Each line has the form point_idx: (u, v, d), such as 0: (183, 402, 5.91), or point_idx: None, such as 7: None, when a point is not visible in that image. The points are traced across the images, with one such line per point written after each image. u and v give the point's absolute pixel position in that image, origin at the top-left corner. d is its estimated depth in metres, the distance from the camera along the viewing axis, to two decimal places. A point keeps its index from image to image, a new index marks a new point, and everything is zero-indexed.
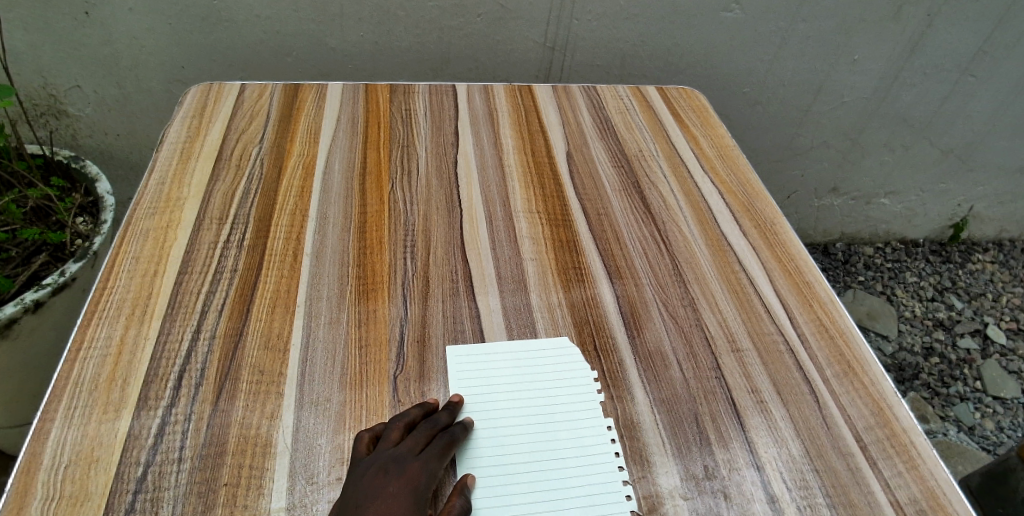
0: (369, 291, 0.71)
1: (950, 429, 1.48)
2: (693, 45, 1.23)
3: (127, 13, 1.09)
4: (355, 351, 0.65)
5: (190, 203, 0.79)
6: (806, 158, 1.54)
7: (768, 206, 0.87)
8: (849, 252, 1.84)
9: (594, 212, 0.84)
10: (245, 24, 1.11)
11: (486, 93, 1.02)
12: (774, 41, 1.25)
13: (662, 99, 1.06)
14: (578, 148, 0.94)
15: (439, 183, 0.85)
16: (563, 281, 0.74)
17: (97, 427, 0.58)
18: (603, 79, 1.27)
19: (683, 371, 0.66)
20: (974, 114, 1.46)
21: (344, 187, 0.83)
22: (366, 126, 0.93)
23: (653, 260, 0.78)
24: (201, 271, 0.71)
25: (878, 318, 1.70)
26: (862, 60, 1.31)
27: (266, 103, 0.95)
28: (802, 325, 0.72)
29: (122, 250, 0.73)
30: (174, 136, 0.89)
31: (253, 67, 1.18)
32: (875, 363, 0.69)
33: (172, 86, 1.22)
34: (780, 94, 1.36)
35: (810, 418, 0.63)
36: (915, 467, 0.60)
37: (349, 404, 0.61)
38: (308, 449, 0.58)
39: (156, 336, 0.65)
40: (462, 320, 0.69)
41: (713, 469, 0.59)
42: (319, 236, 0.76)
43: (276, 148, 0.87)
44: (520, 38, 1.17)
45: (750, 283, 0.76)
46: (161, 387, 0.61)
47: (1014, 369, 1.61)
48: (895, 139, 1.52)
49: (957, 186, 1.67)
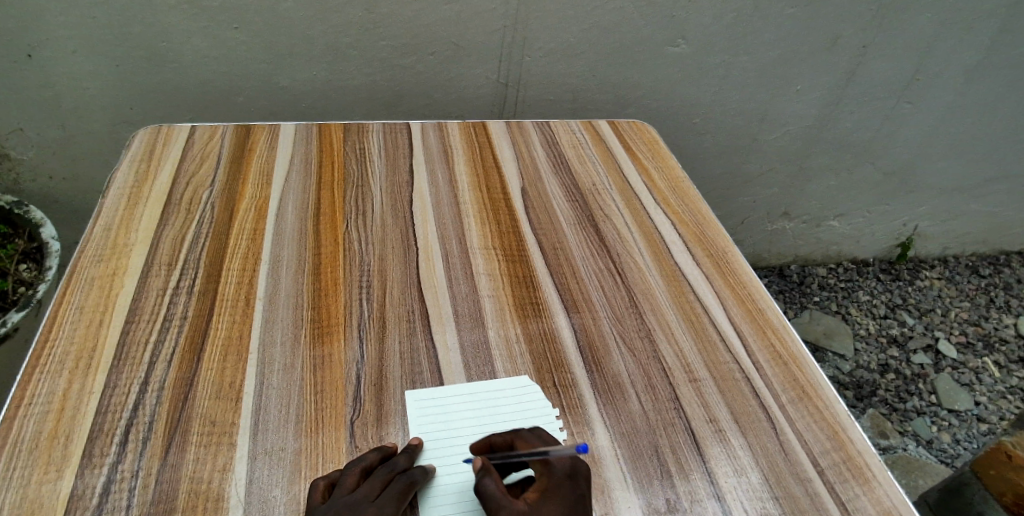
0: (325, 334, 0.69)
1: (909, 444, 1.52)
2: (643, 78, 1.27)
3: (72, 55, 1.07)
4: (310, 396, 0.63)
5: (137, 249, 0.77)
6: (757, 184, 1.59)
7: (719, 235, 0.89)
8: (803, 273, 1.90)
9: (549, 246, 0.85)
10: (196, 64, 1.10)
11: (440, 130, 1.03)
12: (720, 73, 1.30)
13: (614, 132, 1.08)
14: (533, 183, 0.95)
15: (394, 221, 0.85)
16: (521, 316, 0.74)
17: (36, 489, 0.55)
18: (556, 114, 1.29)
19: (643, 403, 0.67)
20: (911, 138, 1.54)
21: (297, 229, 0.82)
22: (319, 166, 0.92)
23: (609, 293, 0.79)
24: (149, 319, 0.69)
25: (835, 337, 1.75)
26: (803, 89, 1.37)
27: (217, 145, 0.94)
28: (757, 352, 0.73)
29: (65, 300, 0.70)
30: (120, 180, 0.86)
31: (205, 108, 1.16)
32: (828, 387, 0.70)
33: (120, 128, 1.19)
34: (729, 124, 1.41)
35: (768, 444, 0.64)
36: (872, 490, 0.61)
37: (306, 452, 0.59)
38: (262, 502, 0.55)
39: (102, 390, 0.62)
40: (420, 361, 0.68)
41: (676, 502, 0.59)
42: (272, 280, 0.75)
43: (227, 191, 0.86)
44: (473, 75, 1.19)
45: (705, 312, 0.78)
46: (106, 443, 0.58)
47: (966, 381, 1.67)
48: (839, 164, 1.58)
49: (900, 206, 1.74)
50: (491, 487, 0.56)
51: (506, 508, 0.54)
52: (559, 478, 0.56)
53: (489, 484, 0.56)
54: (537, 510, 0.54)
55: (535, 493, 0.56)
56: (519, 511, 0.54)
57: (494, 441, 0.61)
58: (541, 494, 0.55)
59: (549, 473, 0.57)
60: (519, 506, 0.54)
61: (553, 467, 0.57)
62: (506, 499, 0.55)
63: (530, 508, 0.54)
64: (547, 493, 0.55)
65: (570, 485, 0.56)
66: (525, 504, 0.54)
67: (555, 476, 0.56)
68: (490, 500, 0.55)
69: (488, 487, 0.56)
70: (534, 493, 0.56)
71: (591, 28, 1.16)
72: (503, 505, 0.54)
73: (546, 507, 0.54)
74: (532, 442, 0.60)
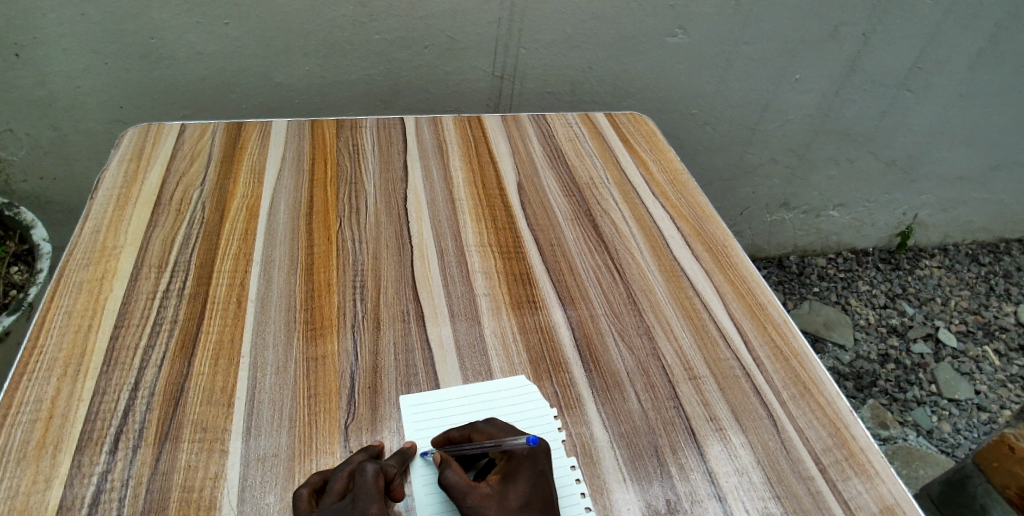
0: (319, 335, 0.68)
1: (909, 434, 1.52)
2: (640, 70, 1.26)
3: (61, 53, 1.05)
4: (303, 401, 0.62)
5: (126, 251, 0.76)
6: (756, 175, 1.58)
7: (720, 229, 0.88)
8: (803, 264, 1.88)
9: (547, 242, 0.84)
10: (187, 62, 1.08)
11: (435, 124, 1.02)
12: (719, 63, 1.28)
13: (611, 125, 1.07)
14: (529, 178, 0.94)
15: (388, 220, 0.84)
16: (518, 314, 0.73)
17: (24, 500, 0.53)
18: (553, 107, 1.28)
19: (642, 402, 0.66)
20: (912, 127, 1.52)
21: (290, 228, 0.80)
22: (312, 163, 0.91)
23: (607, 289, 0.78)
24: (139, 324, 0.68)
25: (834, 328, 1.74)
26: (804, 78, 1.36)
27: (208, 143, 0.92)
28: (757, 348, 0.72)
29: (52, 306, 0.69)
30: (109, 181, 0.85)
31: (196, 106, 1.15)
32: (831, 383, 0.69)
33: (111, 127, 1.18)
34: (728, 115, 1.40)
35: (769, 442, 0.63)
36: (874, 487, 0.60)
37: (299, 458, 0.58)
38: (255, 509, 0.54)
39: (91, 397, 0.61)
40: (415, 361, 0.67)
41: (676, 503, 0.58)
42: (264, 281, 0.74)
43: (218, 190, 0.84)
44: (469, 68, 1.18)
45: (704, 308, 0.77)
46: (96, 452, 0.57)
47: (966, 370, 1.67)
48: (839, 154, 1.57)
49: (900, 196, 1.73)
50: (454, 477, 0.54)
51: (471, 495, 0.53)
52: (518, 458, 0.57)
53: (451, 475, 0.54)
54: (500, 492, 0.54)
55: (496, 475, 0.56)
56: (484, 495, 0.53)
57: (452, 435, 0.60)
58: (504, 475, 0.55)
59: (509, 455, 0.57)
60: (484, 490, 0.54)
61: (513, 449, 0.57)
62: (470, 485, 0.54)
63: (493, 491, 0.54)
64: (508, 474, 0.56)
65: (530, 463, 0.56)
66: (488, 487, 0.54)
67: (515, 457, 0.57)
68: (454, 490, 0.53)
69: (449, 478, 0.54)
70: (496, 475, 0.56)
71: (588, 19, 1.14)
72: (468, 492, 0.53)
73: (509, 487, 0.54)
74: (488, 433, 0.60)
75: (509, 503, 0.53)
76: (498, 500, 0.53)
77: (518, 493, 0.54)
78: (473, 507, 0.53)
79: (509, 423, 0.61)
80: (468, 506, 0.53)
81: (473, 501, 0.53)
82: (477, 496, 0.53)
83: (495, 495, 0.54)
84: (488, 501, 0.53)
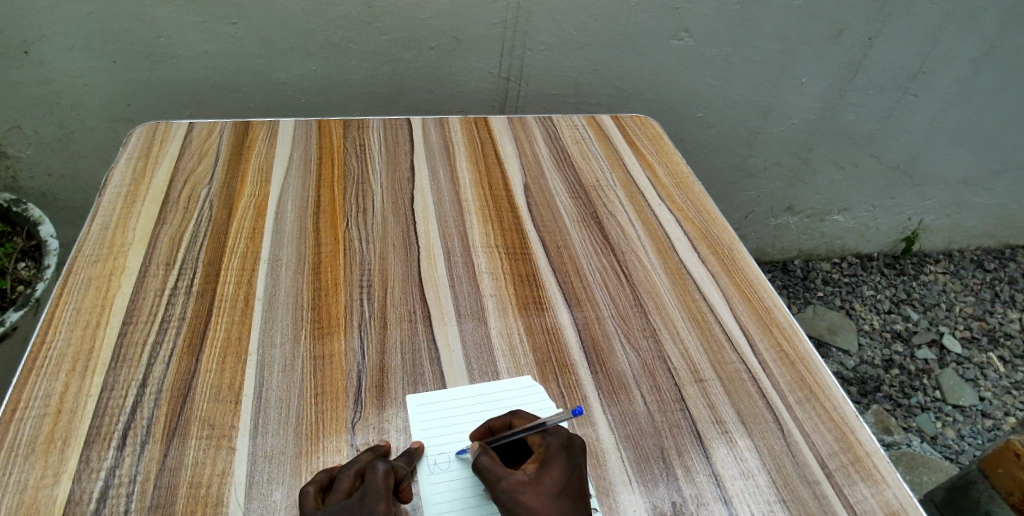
0: (325, 334, 0.69)
1: (914, 440, 1.51)
2: (644, 72, 1.26)
3: (68, 51, 1.06)
4: (310, 399, 0.62)
5: (135, 248, 0.76)
6: (761, 179, 1.58)
7: (726, 233, 0.88)
8: (807, 268, 1.88)
9: (553, 244, 0.84)
10: (193, 60, 1.08)
11: (442, 125, 1.02)
12: (723, 66, 1.28)
13: (617, 127, 1.07)
14: (535, 180, 0.94)
15: (394, 220, 0.84)
16: (524, 314, 0.73)
17: (33, 495, 0.54)
18: (558, 108, 1.28)
19: (648, 403, 0.66)
20: (917, 131, 1.52)
21: (298, 226, 0.81)
22: (319, 162, 0.91)
23: (614, 291, 0.78)
24: (146, 320, 0.68)
25: (839, 332, 1.74)
26: (808, 81, 1.36)
27: (216, 141, 0.93)
28: (764, 351, 0.72)
29: (61, 301, 0.69)
30: (118, 178, 0.85)
31: (202, 104, 1.15)
32: (837, 388, 0.69)
33: (117, 125, 1.18)
34: (732, 117, 1.40)
35: (775, 446, 0.63)
36: (880, 492, 0.60)
37: (307, 456, 0.58)
38: (262, 506, 0.54)
39: (99, 392, 0.61)
40: (421, 361, 0.67)
41: (681, 505, 0.58)
42: (271, 280, 0.74)
43: (226, 188, 0.85)
44: (474, 69, 1.18)
45: (711, 311, 0.77)
46: (103, 447, 0.57)
47: (970, 376, 1.66)
48: (843, 158, 1.57)
49: (904, 200, 1.73)
50: (487, 461, 0.54)
51: (505, 479, 0.52)
52: (555, 448, 0.55)
53: (484, 459, 0.54)
54: (536, 478, 0.53)
55: (533, 463, 0.55)
56: (519, 481, 0.52)
57: (493, 426, 0.60)
58: (540, 463, 0.54)
59: (545, 443, 0.56)
60: (518, 476, 0.53)
61: (550, 438, 0.56)
62: (504, 470, 0.53)
63: (528, 477, 0.53)
64: (545, 461, 0.54)
65: (567, 454, 0.54)
66: (524, 474, 0.53)
67: (551, 447, 0.55)
68: (488, 474, 0.53)
69: (484, 463, 0.54)
70: (533, 464, 0.55)
71: (592, 21, 1.14)
72: (502, 477, 0.53)
73: (544, 474, 0.53)
74: (529, 417, 0.59)
75: (543, 488, 0.52)
76: (533, 487, 0.52)
77: (554, 482, 0.52)
78: (507, 491, 0.52)
79: (535, 414, 0.62)
80: (503, 490, 0.52)
81: (507, 484, 0.52)
82: (512, 481, 0.52)
83: (530, 481, 0.52)
84: (523, 486, 0.52)
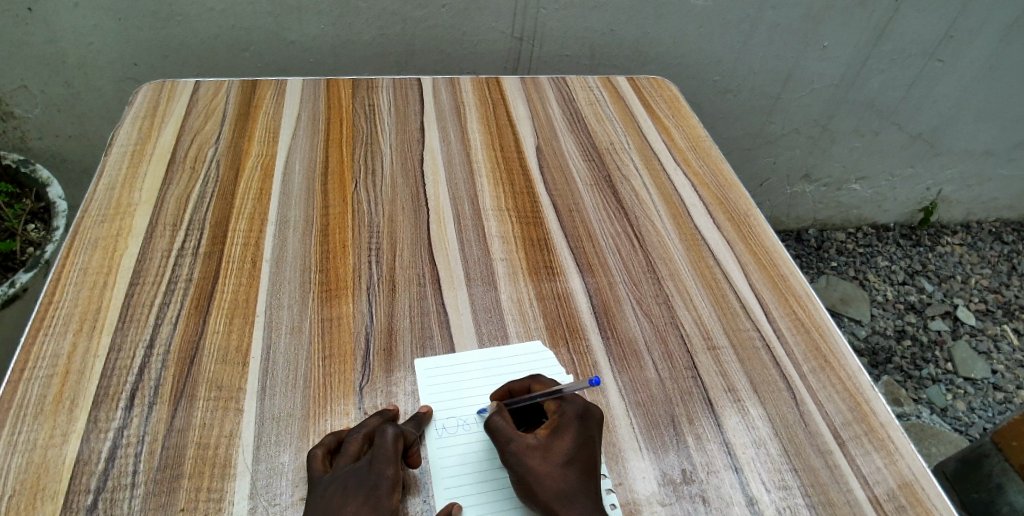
0: (333, 296, 0.68)
1: (923, 411, 1.51)
2: (662, 34, 1.21)
3: (72, 8, 1.03)
4: (318, 361, 0.62)
5: (141, 209, 0.75)
6: (778, 146, 1.54)
7: (742, 199, 0.86)
8: (822, 238, 1.85)
9: (565, 207, 0.82)
10: (199, 18, 1.05)
11: (452, 86, 0.99)
12: (744, 28, 1.24)
13: (633, 89, 1.04)
14: (548, 142, 0.92)
15: (403, 182, 0.82)
16: (534, 278, 0.72)
17: (43, 453, 0.54)
18: (572, 70, 1.24)
19: (660, 371, 0.65)
20: (942, 98, 1.47)
21: (305, 188, 0.79)
22: (328, 122, 0.89)
23: (627, 257, 0.76)
24: (154, 282, 0.67)
25: (851, 304, 1.72)
26: (832, 46, 1.30)
27: (222, 101, 0.90)
28: (778, 320, 0.71)
29: (68, 261, 0.69)
30: (123, 137, 0.84)
31: (209, 64, 1.13)
32: (852, 357, 0.68)
33: (124, 84, 1.16)
34: (752, 82, 1.35)
35: (788, 416, 0.62)
36: (894, 462, 0.60)
37: (314, 418, 0.58)
38: (270, 469, 0.54)
39: (106, 353, 0.61)
40: (430, 326, 0.66)
41: (692, 473, 0.57)
42: (279, 241, 0.73)
43: (232, 148, 0.83)
44: (487, 29, 1.14)
45: (726, 279, 0.75)
46: (111, 408, 0.57)
47: (984, 349, 1.64)
48: (864, 126, 1.52)
49: (925, 170, 1.68)
50: (500, 422, 0.54)
51: (515, 442, 0.53)
52: (568, 418, 0.55)
53: (497, 420, 0.54)
54: (546, 445, 0.53)
55: (545, 429, 0.54)
56: (529, 445, 0.53)
57: (512, 388, 0.60)
58: (552, 430, 0.54)
59: (559, 412, 0.55)
60: (528, 440, 0.53)
61: (565, 407, 0.56)
62: (516, 433, 0.54)
63: (537, 443, 0.53)
64: (557, 429, 0.54)
65: (580, 425, 0.54)
66: (534, 438, 0.53)
67: (566, 415, 0.55)
68: (499, 435, 0.53)
69: (496, 423, 0.54)
70: (545, 429, 0.55)
71: None
72: (512, 439, 0.53)
73: (555, 441, 0.53)
74: (549, 384, 0.59)
75: (551, 456, 0.52)
76: (541, 453, 0.52)
77: (562, 451, 0.53)
78: (516, 454, 0.52)
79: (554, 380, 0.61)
80: (511, 452, 0.53)
81: (516, 448, 0.52)
82: (521, 445, 0.53)
83: (539, 447, 0.53)
84: (531, 450, 0.52)
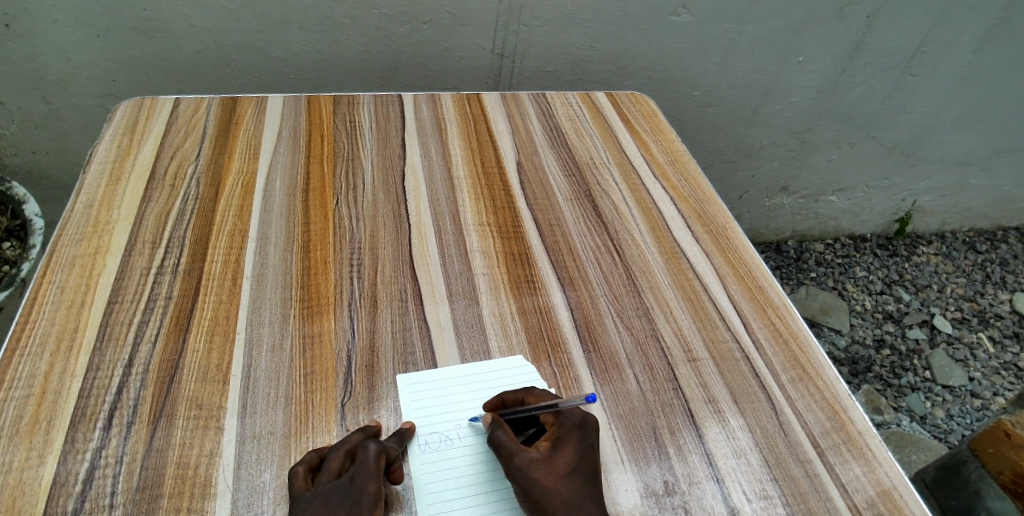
0: (315, 313, 0.68)
1: (903, 419, 1.53)
2: (642, 49, 1.24)
3: (51, 24, 1.03)
4: (299, 379, 0.62)
5: (120, 226, 0.74)
6: (757, 159, 1.57)
7: (720, 212, 0.87)
8: (801, 248, 1.88)
9: (546, 222, 0.83)
10: (181, 35, 1.05)
11: (434, 102, 1.00)
12: (723, 43, 1.26)
13: (613, 105, 1.05)
14: (529, 157, 0.93)
15: (385, 197, 0.83)
16: (516, 292, 0.73)
17: (17, 476, 0.53)
18: (553, 85, 1.26)
19: (640, 383, 0.65)
20: (915, 111, 1.51)
21: (287, 205, 0.79)
22: (309, 139, 0.89)
23: (608, 270, 0.77)
24: (133, 300, 0.67)
25: (831, 313, 1.74)
26: (807, 60, 1.34)
27: (203, 118, 0.90)
28: (757, 330, 0.72)
29: (45, 280, 0.68)
30: (102, 155, 0.83)
31: (192, 80, 1.13)
32: (830, 367, 0.69)
33: (104, 101, 1.16)
34: (730, 96, 1.38)
35: (768, 426, 0.63)
36: (872, 470, 0.61)
37: (294, 436, 0.57)
38: (251, 487, 0.54)
39: (84, 373, 0.60)
40: (412, 340, 0.66)
41: (674, 485, 0.58)
42: (260, 258, 0.73)
43: (213, 165, 0.83)
44: (469, 45, 1.16)
45: (704, 290, 0.76)
46: (89, 428, 0.56)
47: (960, 357, 1.67)
48: (841, 138, 1.56)
49: (900, 181, 1.72)
50: (502, 437, 0.54)
51: (518, 456, 0.53)
52: (568, 427, 0.56)
53: (499, 435, 0.54)
54: (549, 457, 0.53)
55: (547, 441, 0.55)
56: (533, 458, 0.53)
57: (506, 398, 0.61)
58: (553, 442, 0.55)
59: (558, 423, 0.56)
60: (531, 453, 0.53)
61: (563, 418, 0.57)
62: (518, 447, 0.54)
63: (541, 456, 0.53)
64: (558, 440, 0.55)
65: (580, 434, 0.55)
66: (537, 452, 0.54)
67: (565, 426, 0.56)
68: (502, 449, 0.54)
69: (499, 438, 0.54)
70: (546, 442, 0.55)
71: None
72: (515, 453, 0.53)
73: (557, 453, 0.54)
74: (543, 397, 0.60)
75: (556, 468, 0.53)
76: (544, 465, 0.53)
77: (565, 461, 0.53)
78: (520, 468, 0.53)
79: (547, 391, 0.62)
80: (515, 466, 0.53)
81: (520, 461, 0.53)
82: (526, 459, 0.53)
83: (543, 459, 0.53)
84: (535, 464, 0.53)
